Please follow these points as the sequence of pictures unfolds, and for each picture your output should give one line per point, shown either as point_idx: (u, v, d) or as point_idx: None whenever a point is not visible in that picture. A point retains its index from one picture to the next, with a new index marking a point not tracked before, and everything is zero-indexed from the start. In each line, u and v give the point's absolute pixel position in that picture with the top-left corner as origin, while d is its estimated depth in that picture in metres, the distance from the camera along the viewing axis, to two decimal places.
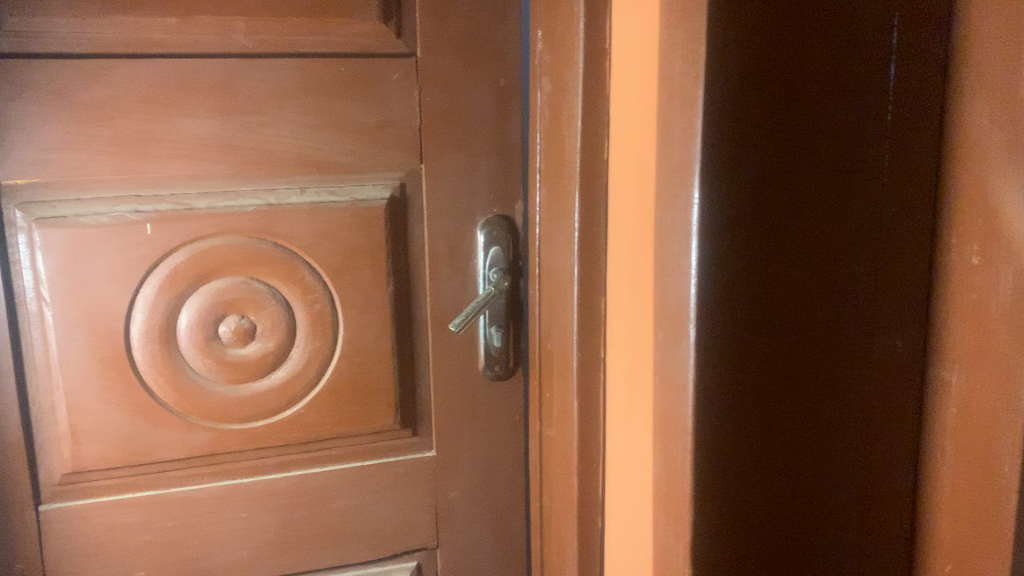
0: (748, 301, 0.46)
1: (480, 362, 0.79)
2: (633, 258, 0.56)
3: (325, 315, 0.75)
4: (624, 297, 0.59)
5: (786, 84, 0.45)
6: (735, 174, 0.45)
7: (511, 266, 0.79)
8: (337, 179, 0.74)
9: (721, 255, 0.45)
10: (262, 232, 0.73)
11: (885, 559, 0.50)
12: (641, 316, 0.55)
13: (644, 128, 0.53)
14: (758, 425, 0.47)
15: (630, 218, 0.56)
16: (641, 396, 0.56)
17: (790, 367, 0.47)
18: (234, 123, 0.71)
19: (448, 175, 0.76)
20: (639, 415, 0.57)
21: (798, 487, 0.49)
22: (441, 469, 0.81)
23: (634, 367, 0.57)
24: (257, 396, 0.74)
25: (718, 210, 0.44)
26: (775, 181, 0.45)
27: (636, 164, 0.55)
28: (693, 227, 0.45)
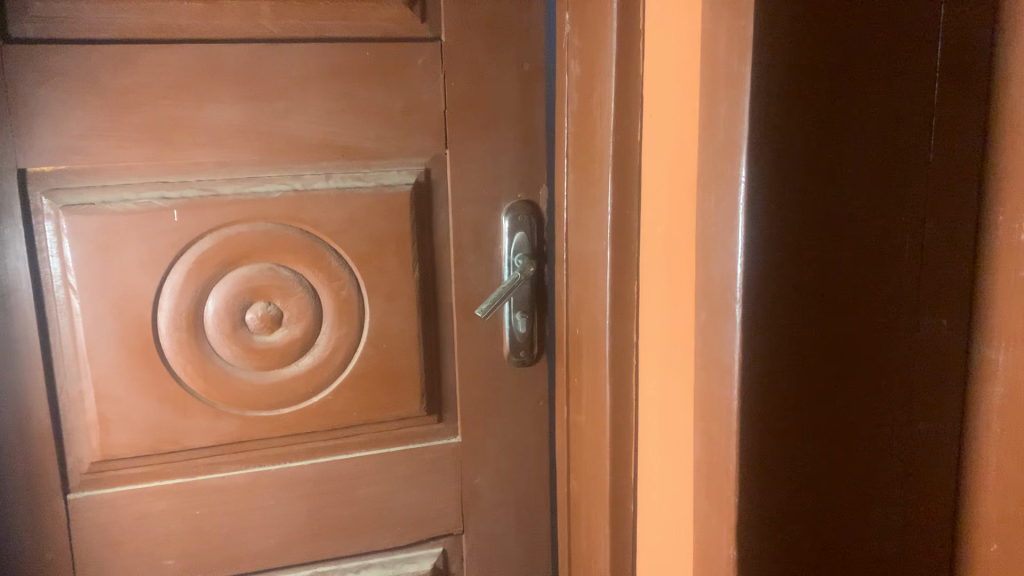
0: (795, 282, 0.46)
1: (505, 349, 0.79)
2: (671, 240, 0.56)
3: (352, 302, 0.75)
4: (659, 280, 0.59)
5: (835, 63, 0.44)
6: (783, 154, 0.44)
7: (536, 252, 0.78)
8: (363, 165, 0.74)
9: (768, 235, 0.44)
10: (289, 219, 0.72)
11: (926, 535, 0.51)
12: (681, 299, 0.55)
13: (683, 109, 0.52)
14: (804, 407, 0.47)
15: (667, 200, 0.56)
16: (678, 379, 0.56)
17: (837, 349, 0.47)
18: (260, 108, 0.70)
19: (473, 160, 0.76)
20: (676, 398, 0.57)
21: (843, 467, 0.48)
22: (467, 456, 0.81)
23: (671, 349, 0.57)
24: (284, 383, 0.74)
25: (765, 190, 0.44)
26: (823, 161, 0.45)
27: (674, 146, 0.55)
28: (738, 207, 0.44)
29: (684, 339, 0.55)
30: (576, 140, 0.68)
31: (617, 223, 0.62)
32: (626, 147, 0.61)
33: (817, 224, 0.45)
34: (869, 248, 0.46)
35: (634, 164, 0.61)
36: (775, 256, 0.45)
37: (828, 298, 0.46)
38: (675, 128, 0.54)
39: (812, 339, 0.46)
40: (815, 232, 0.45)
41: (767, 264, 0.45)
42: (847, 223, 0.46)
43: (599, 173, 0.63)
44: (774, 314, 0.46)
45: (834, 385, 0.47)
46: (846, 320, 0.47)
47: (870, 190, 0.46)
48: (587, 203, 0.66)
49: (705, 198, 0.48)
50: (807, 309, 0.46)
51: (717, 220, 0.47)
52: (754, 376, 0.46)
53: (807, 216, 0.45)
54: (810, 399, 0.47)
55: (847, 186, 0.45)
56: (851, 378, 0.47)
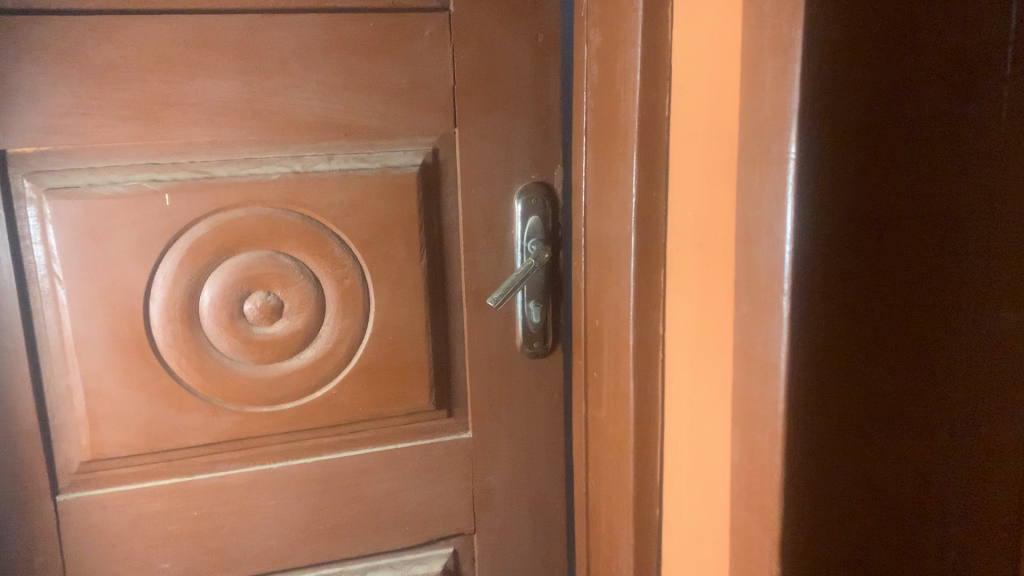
0: (850, 274, 0.41)
1: (518, 339, 0.75)
2: (704, 224, 0.52)
3: (356, 292, 0.70)
4: (691, 268, 0.54)
5: (892, 30, 0.40)
6: (837, 130, 0.40)
7: (550, 237, 0.74)
8: (368, 145, 0.69)
9: (822, 221, 0.40)
10: (289, 203, 0.68)
11: (992, 548, 0.46)
12: (717, 288, 0.51)
13: (721, 80, 0.48)
14: (858, 410, 0.43)
15: (700, 181, 0.52)
16: (714, 375, 0.52)
17: (894, 347, 0.43)
18: (256, 84, 0.66)
19: (485, 139, 0.71)
20: (710, 395, 0.53)
21: (900, 475, 0.44)
22: (479, 451, 0.77)
23: (705, 343, 0.53)
24: (285, 377, 0.70)
25: (818, 172, 0.40)
26: (880, 138, 0.40)
27: (708, 121, 0.50)
28: (788, 190, 0.40)
29: (721, 332, 0.50)
30: (597, 117, 0.63)
31: (642, 206, 0.57)
32: (653, 124, 0.56)
33: (872, 211, 0.41)
34: (927, 237, 0.42)
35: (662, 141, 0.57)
36: (828, 247, 0.40)
37: (885, 291, 0.42)
38: (710, 102, 0.50)
39: (866, 337, 0.42)
40: (870, 220, 0.41)
41: (819, 254, 0.40)
42: (905, 211, 0.41)
43: (623, 152, 0.58)
44: (825, 309, 0.41)
45: (890, 385, 0.43)
46: (903, 317, 0.42)
47: (930, 171, 0.42)
48: (609, 184, 0.62)
49: (747, 178, 0.44)
50: (861, 304, 0.42)
51: (762, 202, 0.42)
52: (802, 374, 0.42)
53: (862, 201, 0.41)
54: (862, 402, 0.43)
55: (904, 169, 0.41)
56: (908, 379, 0.43)
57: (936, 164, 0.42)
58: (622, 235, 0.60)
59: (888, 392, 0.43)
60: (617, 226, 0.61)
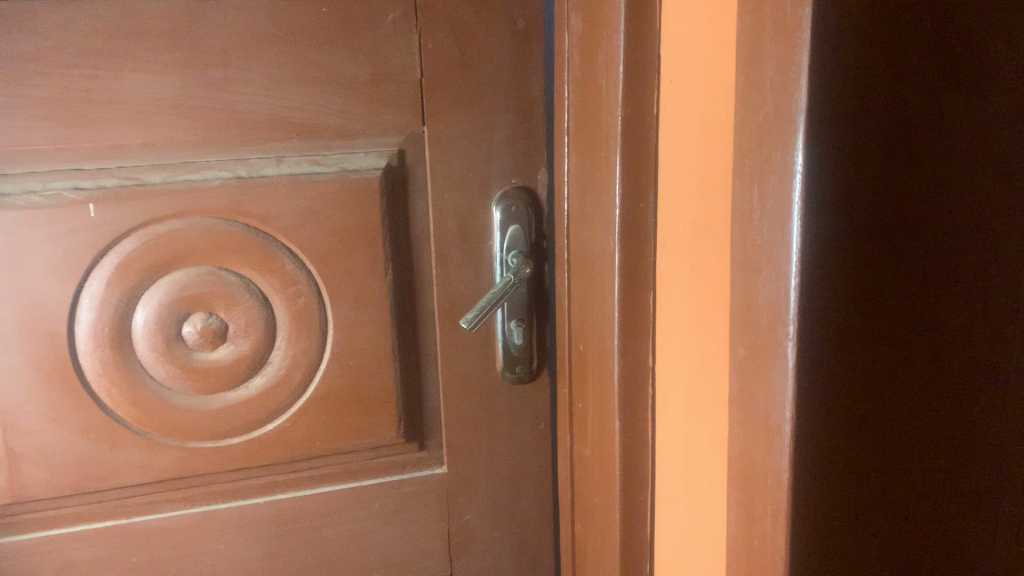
0: (865, 310, 0.33)
1: (498, 363, 0.67)
2: (697, 244, 0.43)
3: (311, 312, 0.62)
4: (682, 294, 0.46)
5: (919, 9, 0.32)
6: (855, 135, 0.32)
7: (533, 248, 0.66)
8: (324, 146, 0.61)
9: (833, 247, 0.32)
10: (233, 213, 0.60)
11: None
12: (711, 322, 0.42)
13: (716, 70, 0.39)
14: (870, 471, 0.35)
15: (695, 191, 0.43)
16: (708, 423, 0.44)
17: (913, 395, 0.35)
18: (193, 78, 0.57)
19: (458, 139, 0.63)
20: (705, 447, 0.44)
21: (910, 540, 0.37)
22: (455, 488, 0.69)
23: (699, 386, 0.44)
24: (231, 410, 0.62)
25: (831, 188, 0.32)
26: (904, 143, 0.33)
27: (704, 120, 0.41)
28: (795, 209, 0.32)
29: (718, 374, 0.42)
30: (579, 115, 0.55)
31: (627, 219, 0.48)
32: (639, 123, 0.48)
33: (891, 252, 0.33)
34: (949, 286, 0.35)
35: (650, 144, 0.48)
36: (838, 293, 0.33)
37: (907, 330, 0.34)
38: (704, 97, 0.41)
39: (880, 404, 0.35)
40: (889, 263, 0.33)
41: (827, 297, 0.33)
42: (929, 231, 0.34)
43: (606, 155, 0.50)
44: (836, 368, 0.34)
45: (908, 439, 0.36)
46: (924, 358, 0.35)
47: (959, 184, 0.34)
48: (592, 193, 0.53)
49: (744, 193, 0.35)
50: (875, 363, 0.34)
51: (763, 225, 0.34)
52: (802, 438, 0.34)
53: (880, 239, 0.33)
54: (873, 479, 0.35)
55: (930, 182, 0.33)
56: (927, 430, 0.36)
57: (967, 172, 0.34)
58: (604, 251, 0.51)
59: (901, 469, 0.36)
60: (601, 240, 0.52)
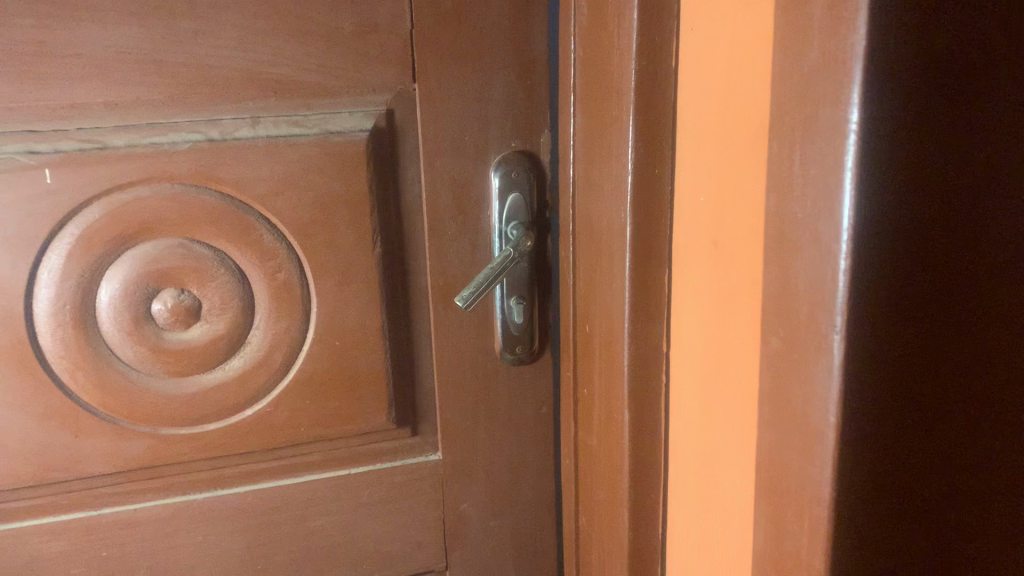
0: (923, 316, 0.28)
1: (497, 344, 0.62)
2: (722, 217, 0.38)
3: (293, 288, 0.57)
4: (703, 273, 0.40)
5: None
6: (917, 105, 0.27)
7: (534, 219, 0.60)
8: (304, 105, 0.55)
9: (888, 239, 0.27)
10: (204, 179, 0.54)
11: None
12: (736, 307, 0.37)
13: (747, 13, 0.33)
14: (925, 502, 0.30)
15: (721, 155, 0.38)
16: (730, 421, 0.39)
17: (977, 414, 0.30)
18: (158, 29, 0.52)
19: (452, 98, 0.57)
20: (727, 447, 0.39)
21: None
22: (452, 476, 0.64)
23: (720, 379, 0.39)
24: (205, 395, 0.57)
25: (887, 168, 0.27)
26: (973, 118, 0.27)
27: (733, 73, 0.36)
28: (846, 190, 0.27)
29: (743, 368, 0.36)
30: (587, 70, 0.49)
31: (639, 188, 0.43)
32: (654, 78, 0.42)
33: (956, 244, 0.28)
34: (1016, 280, 0.29)
35: (667, 101, 0.42)
36: (891, 292, 0.28)
37: (968, 337, 0.29)
38: (733, 46, 0.35)
39: (935, 421, 0.29)
40: (948, 257, 0.28)
41: (879, 298, 0.28)
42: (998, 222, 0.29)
43: (616, 115, 0.44)
44: (889, 379, 0.28)
45: (967, 464, 0.30)
46: (989, 372, 0.30)
47: None
48: (600, 158, 0.48)
49: (780, 157, 0.30)
50: (934, 375, 0.29)
51: (805, 196, 0.29)
52: (847, 449, 0.29)
53: (941, 227, 0.28)
54: (927, 509, 0.30)
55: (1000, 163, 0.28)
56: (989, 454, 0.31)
57: None
58: (614, 223, 0.46)
59: (958, 498, 0.31)
60: (610, 210, 0.47)
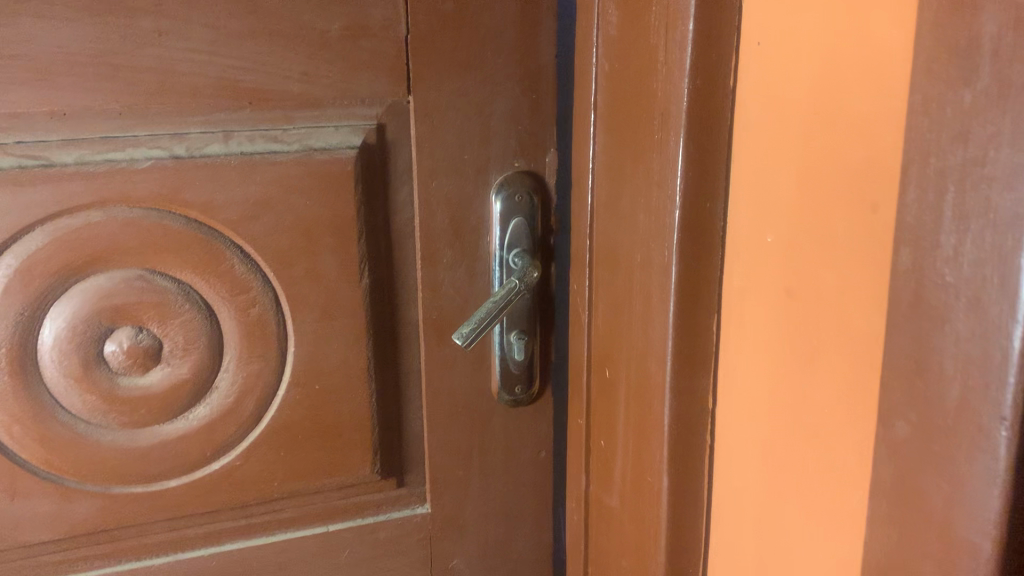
0: None
1: (495, 383, 0.56)
2: (806, 266, 0.32)
3: (267, 326, 0.50)
4: (772, 327, 0.35)
5: None
6: None
7: (539, 246, 0.54)
8: (284, 118, 0.49)
9: None
10: (168, 202, 0.47)
11: None
12: (830, 374, 0.31)
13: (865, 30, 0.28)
14: None
15: (802, 193, 0.32)
16: (814, 501, 0.33)
17: None
18: (114, 27, 0.44)
19: (451, 113, 0.51)
20: (808, 530, 0.34)
21: None
22: (443, 531, 0.58)
23: (798, 450, 0.34)
24: (165, 448, 0.50)
25: None
26: None
27: (831, 101, 0.30)
28: None
29: (848, 451, 0.31)
30: (618, 87, 0.43)
31: (689, 225, 0.38)
32: (710, 100, 0.36)
33: None
34: None
35: (723, 126, 0.37)
36: None
37: None
38: (831, 70, 0.30)
39: None
40: None
41: None
42: None
43: (660, 139, 0.39)
44: None
45: None
46: None
47: None
48: (635, 186, 0.42)
49: (924, 206, 0.24)
50: None
51: (962, 256, 0.23)
52: (1012, 569, 0.23)
53: None
54: None
55: None
56: None
57: None
58: (651, 261, 0.40)
59: None
60: (647, 247, 0.41)
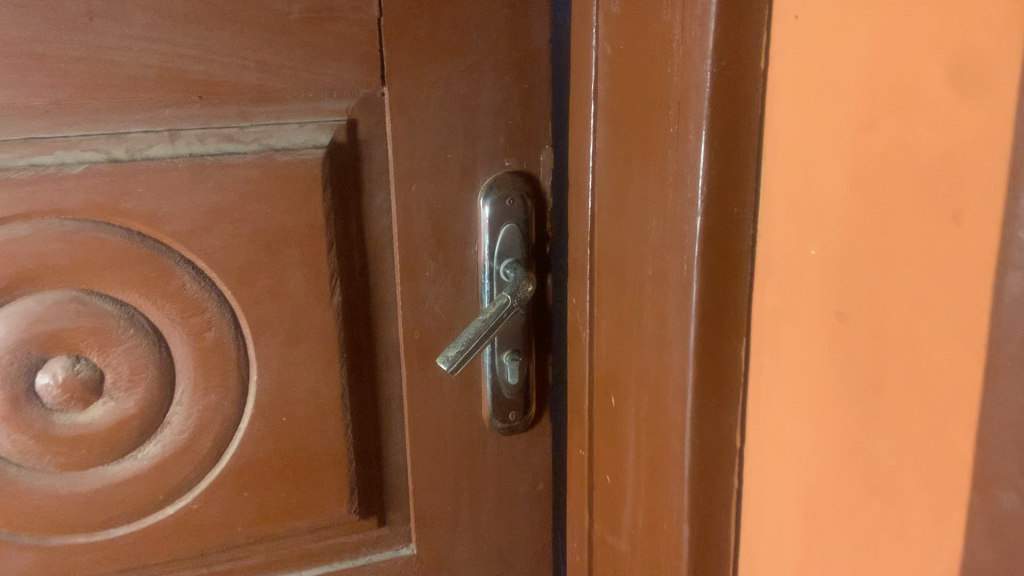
0: None
1: (485, 410, 0.50)
2: (867, 285, 0.27)
3: (225, 352, 0.44)
4: (822, 358, 0.30)
5: None
6: None
7: (533, 256, 0.48)
8: (239, 115, 0.43)
9: None
10: (106, 213, 0.41)
11: None
12: (899, 408, 0.26)
13: (964, 2, 0.23)
14: None
15: (860, 198, 0.27)
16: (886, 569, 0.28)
17: None
18: (39, 12, 0.39)
19: (432, 106, 0.45)
20: None
21: None
22: (429, 572, 0.52)
23: (864, 507, 0.28)
24: (110, 493, 0.44)
25: None
26: None
27: (907, 87, 0.25)
28: None
29: (933, 514, 0.26)
30: (622, 73, 0.38)
31: (712, 235, 0.32)
32: (736, 86, 0.31)
33: None
34: None
35: (753, 118, 0.31)
36: None
37: None
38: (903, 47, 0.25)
39: None
40: None
41: None
42: None
43: (676, 132, 0.33)
44: None
45: None
46: None
47: None
48: (646, 188, 0.36)
49: None
50: None
51: None
52: None
53: None
54: None
55: None
56: None
57: None
58: (665, 274, 0.35)
59: None
60: (660, 258, 0.35)
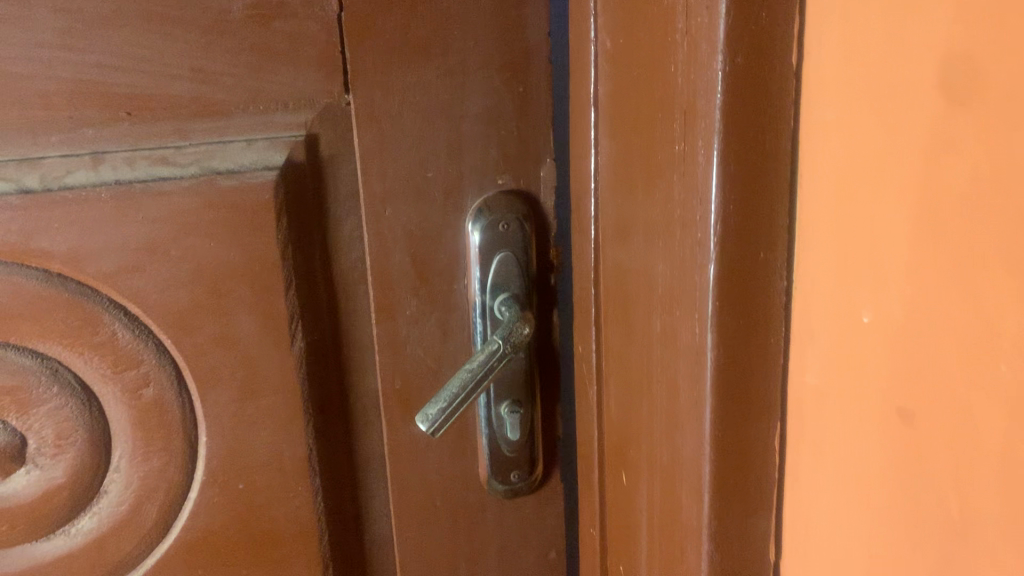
0: None
1: (483, 470, 0.42)
2: (946, 375, 0.20)
3: (167, 410, 0.38)
4: (878, 467, 0.22)
5: None
6: None
7: (533, 289, 0.41)
8: (175, 133, 0.36)
9: None
10: (19, 252, 0.35)
11: None
12: (996, 548, 0.19)
13: None
14: None
15: (938, 257, 0.20)
16: None
17: None
18: None
19: (407, 116, 0.38)
20: None
21: None
22: None
23: None
24: (42, 571, 0.38)
25: None
26: None
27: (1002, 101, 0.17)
28: None
29: None
30: (621, 74, 0.30)
31: (731, 289, 0.24)
32: (759, 89, 0.23)
33: None
34: None
35: (784, 132, 0.23)
36: None
37: None
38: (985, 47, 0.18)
39: None
40: None
41: None
42: None
43: (681, 152, 0.25)
44: None
45: None
46: None
47: None
48: (649, 221, 0.28)
49: None
50: None
51: None
52: None
53: None
54: None
55: None
56: None
57: None
58: (676, 335, 0.27)
59: None
60: (666, 313, 0.27)
